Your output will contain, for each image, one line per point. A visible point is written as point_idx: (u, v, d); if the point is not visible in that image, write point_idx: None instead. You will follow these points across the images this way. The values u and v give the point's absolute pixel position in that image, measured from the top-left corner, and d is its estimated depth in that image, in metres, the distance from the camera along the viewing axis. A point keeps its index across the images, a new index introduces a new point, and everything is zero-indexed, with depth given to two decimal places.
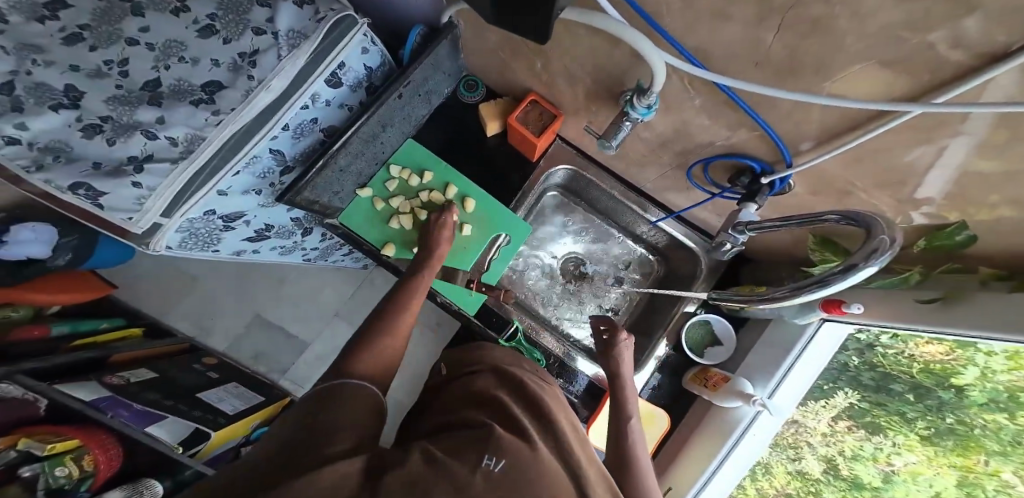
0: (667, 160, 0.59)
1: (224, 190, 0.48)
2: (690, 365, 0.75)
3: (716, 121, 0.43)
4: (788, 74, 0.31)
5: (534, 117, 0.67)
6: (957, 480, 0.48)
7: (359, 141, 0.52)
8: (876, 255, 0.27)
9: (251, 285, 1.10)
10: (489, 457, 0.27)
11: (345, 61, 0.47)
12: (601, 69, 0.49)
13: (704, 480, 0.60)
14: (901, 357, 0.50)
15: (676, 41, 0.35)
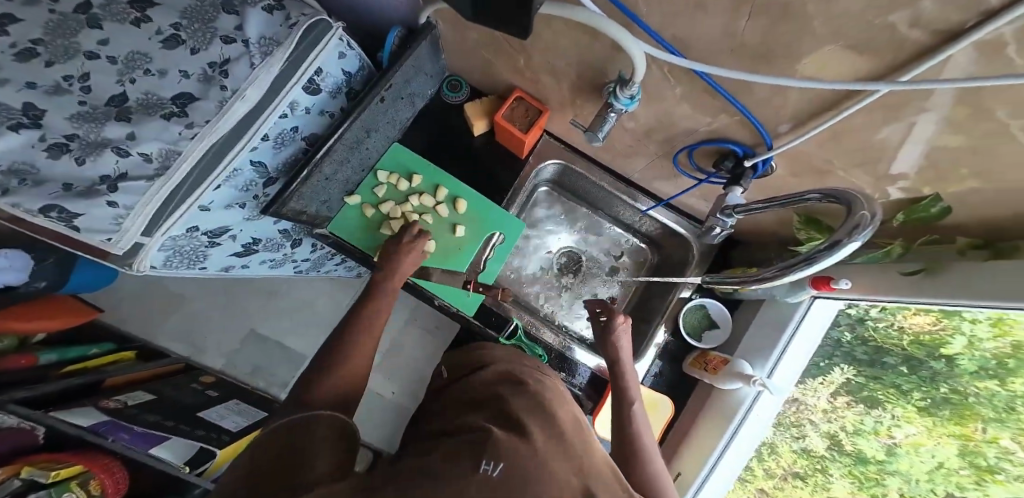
0: (653, 149, 0.59)
1: (207, 205, 0.47)
2: (689, 351, 0.76)
3: (697, 109, 0.43)
4: (763, 59, 0.31)
5: (520, 113, 0.67)
6: (958, 449, 0.47)
7: (344, 148, 0.52)
8: (860, 231, 0.27)
9: (245, 300, 1.09)
10: (486, 462, 0.28)
11: (322, 67, 0.47)
12: (582, 62, 0.49)
13: (710, 466, 0.61)
14: (892, 329, 0.51)
15: (653, 31, 0.35)
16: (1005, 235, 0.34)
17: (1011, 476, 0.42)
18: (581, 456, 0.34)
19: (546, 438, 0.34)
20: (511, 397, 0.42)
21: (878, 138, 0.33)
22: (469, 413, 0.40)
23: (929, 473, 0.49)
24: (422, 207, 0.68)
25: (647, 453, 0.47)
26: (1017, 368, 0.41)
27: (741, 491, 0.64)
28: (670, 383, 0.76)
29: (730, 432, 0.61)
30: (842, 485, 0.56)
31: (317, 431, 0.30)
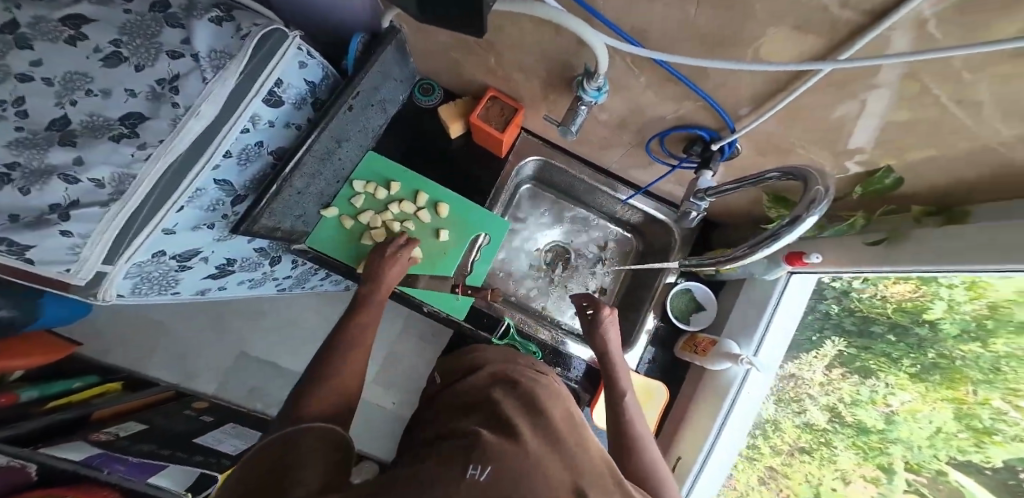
0: (627, 140, 0.60)
1: (171, 228, 0.47)
2: (680, 335, 0.77)
3: (663, 98, 0.44)
4: (717, 45, 0.31)
5: (495, 112, 0.66)
6: (953, 413, 0.45)
7: (314, 160, 0.51)
8: (816, 204, 0.28)
9: (233, 322, 1.07)
10: (474, 466, 0.28)
11: (282, 78, 0.46)
12: (549, 57, 0.49)
13: (708, 447, 0.62)
14: (875, 299, 0.52)
15: (611, 23, 0.35)
16: (955, 201, 0.36)
17: (1008, 436, 0.40)
18: (576, 452, 0.34)
19: (535, 437, 0.34)
20: (501, 399, 0.42)
21: (833, 116, 0.33)
22: (462, 416, 0.40)
23: (929, 439, 0.47)
24: (402, 214, 0.68)
25: (641, 441, 0.47)
26: (997, 329, 0.41)
27: (751, 470, 0.64)
28: (664, 368, 0.76)
29: (725, 413, 0.63)
30: (847, 456, 0.55)
31: (307, 441, 0.31)
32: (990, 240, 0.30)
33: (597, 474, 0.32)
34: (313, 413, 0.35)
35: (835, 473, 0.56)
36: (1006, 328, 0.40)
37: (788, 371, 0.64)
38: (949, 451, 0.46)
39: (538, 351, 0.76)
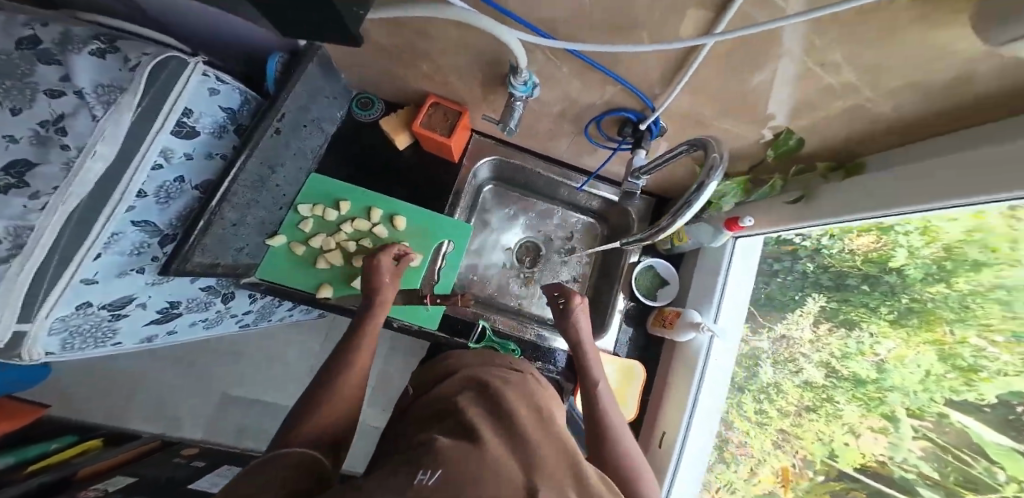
0: (569, 131, 0.61)
1: (91, 277, 0.46)
2: (647, 312, 0.78)
3: (587, 84, 0.46)
4: (616, 25, 0.33)
5: (439, 119, 0.65)
6: (937, 355, 0.47)
7: (244, 189, 0.49)
8: (713, 172, 0.35)
9: (211, 363, 1.05)
10: (423, 470, 0.26)
11: (191, 108, 0.45)
12: (479, 62, 0.50)
13: (688, 419, 0.65)
14: (844, 253, 0.57)
15: (520, 17, 0.36)
16: (850, 157, 0.47)
17: (995, 370, 0.43)
18: (538, 448, 0.33)
19: (496, 439, 0.34)
20: (468, 402, 0.42)
21: (753, 84, 0.40)
22: (431, 426, 0.39)
23: (921, 383, 0.48)
24: (356, 232, 0.68)
25: (617, 429, 0.48)
26: (956, 268, 0.46)
27: (763, 436, 0.64)
28: (642, 348, 0.77)
29: (697, 385, 0.66)
30: (851, 409, 0.55)
31: (280, 468, 0.30)
32: (913, 184, 0.36)
33: (558, 467, 0.32)
34: (305, 436, 0.35)
35: (840, 426, 0.56)
36: (963, 267, 0.45)
37: (779, 332, 0.67)
38: (943, 391, 0.47)
39: (518, 349, 0.74)
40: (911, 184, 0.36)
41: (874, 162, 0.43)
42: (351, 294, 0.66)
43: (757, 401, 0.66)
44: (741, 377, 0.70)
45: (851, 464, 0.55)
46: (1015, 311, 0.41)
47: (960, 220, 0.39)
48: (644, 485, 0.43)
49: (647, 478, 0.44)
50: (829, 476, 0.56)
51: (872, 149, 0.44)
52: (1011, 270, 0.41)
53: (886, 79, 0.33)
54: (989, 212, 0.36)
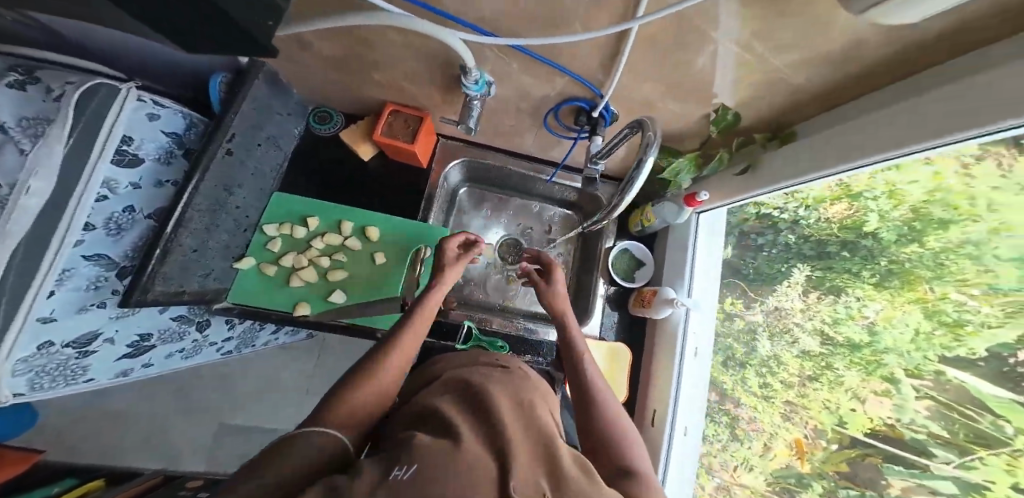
0: (531, 125, 0.64)
1: (47, 315, 0.47)
2: (628, 293, 0.81)
3: (537, 77, 0.50)
4: (551, 18, 0.37)
5: (400, 126, 0.65)
6: (923, 313, 0.47)
7: (200, 215, 0.51)
8: (648, 149, 0.41)
9: (204, 390, 1.05)
10: (397, 466, 0.26)
11: (129, 135, 0.49)
12: (436, 69, 0.52)
13: (675, 389, 0.71)
14: (821, 222, 0.59)
15: (462, 20, 0.39)
16: (784, 126, 0.52)
17: (981, 323, 0.42)
18: (507, 437, 0.35)
19: (470, 432, 0.35)
20: (438, 399, 0.43)
21: (698, 67, 0.44)
22: (412, 422, 0.39)
23: (913, 342, 0.48)
24: (327, 247, 0.71)
25: (599, 395, 0.50)
26: (926, 228, 0.47)
27: (771, 409, 0.64)
28: (628, 331, 0.81)
29: (679, 357, 0.72)
30: (852, 374, 0.55)
31: (300, 456, 0.29)
32: (856, 140, 0.39)
33: (529, 456, 0.34)
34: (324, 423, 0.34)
35: (844, 393, 0.55)
36: (931, 226, 0.46)
37: (771, 304, 0.68)
38: (935, 349, 0.46)
39: (505, 345, 0.75)
40: (851, 138, 0.40)
41: (802, 130, 0.49)
42: (328, 308, 0.69)
43: (761, 375, 0.66)
44: (742, 352, 0.71)
45: (861, 430, 0.53)
46: (986, 265, 0.42)
47: (920, 182, 0.44)
48: (631, 444, 0.45)
49: (633, 444, 0.45)
50: (843, 444, 0.55)
51: (800, 118, 0.50)
52: (974, 225, 0.42)
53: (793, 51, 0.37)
54: (945, 172, 0.40)
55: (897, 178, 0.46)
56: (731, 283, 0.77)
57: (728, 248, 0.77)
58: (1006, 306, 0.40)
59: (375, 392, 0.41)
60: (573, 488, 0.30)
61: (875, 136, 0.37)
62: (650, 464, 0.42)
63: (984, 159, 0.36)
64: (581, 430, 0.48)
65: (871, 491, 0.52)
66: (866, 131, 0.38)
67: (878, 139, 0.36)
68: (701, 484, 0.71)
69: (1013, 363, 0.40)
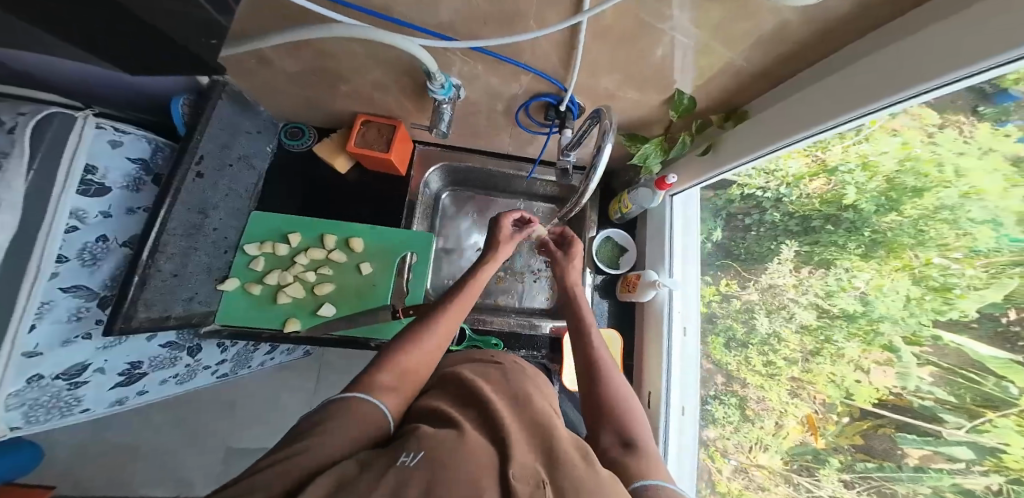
0: (504, 122, 0.68)
1: (33, 350, 0.47)
2: (616, 277, 0.92)
3: (503, 77, 0.53)
4: (509, 20, 0.40)
5: (374, 135, 0.67)
6: (912, 280, 0.48)
7: (177, 238, 0.51)
8: (605, 136, 0.47)
9: (205, 415, 1.04)
10: (406, 455, 0.32)
11: (92, 164, 0.50)
12: (407, 80, 0.53)
13: (667, 359, 0.81)
14: (803, 198, 0.62)
15: (422, 27, 0.41)
16: (736, 105, 0.58)
17: (967, 286, 0.42)
18: (506, 429, 0.38)
19: (472, 428, 0.38)
20: (437, 400, 0.46)
21: (658, 58, 0.47)
22: (425, 415, 0.42)
23: (906, 309, 0.48)
24: (312, 262, 0.72)
25: (605, 370, 0.56)
26: (901, 196, 0.49)
27: (778, 386, 0.64)
28: (618, 315, 0.92)
29: (667, 337, 0.82)
30: (852, 346, 0.54)
31: (327, 445, 0.33)
32: (827, 106, 0.41)
33: (530, 445, 0.38)
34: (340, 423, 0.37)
35: (845, 365, 0.54)
36: (907, 194, 0.48)
37: (765, 282, 0.69)
38: (928, 314, 0.46)
39: (500, 341, 0.79)
40: (820, 102, 0.42)
41: (752, 108, 0.56)
42: (319, 323, 0.69)
43: (763, 353, 0.67)
44: (742, 332, 0.73)
45: (869, 401, 0.51)
46: (964, 228, 0.43)
47: (889, 153, 0.49)
48: (635, 415, 0.51)
49: (636, 411, 0.52)
50: (854, 417, 0.53)
51: (746, 100, 0.56)
52: (947, 190, 0.44)
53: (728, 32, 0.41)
54: (911, 141, 0.46)
55: (869, 150, 0.51)
56: (724, 265, 0.79)
57: (720, 230, 0.79)
58: (987, 269, 0.41)
59: (408, 376, 0.47)
60: (571, 473, 0.34)
61: (850, 90, 0.39)
62: (651, 434, 0.49)
63: (946, 128, 0.42)
64: (587, 406, 0.54)
65: (890, 463, 0.49)
66: (828, 98, 0.41)
67: (849, 99, 0.39)
68: (718, 467, 0.73)
69: (1007, 322, 0.39)
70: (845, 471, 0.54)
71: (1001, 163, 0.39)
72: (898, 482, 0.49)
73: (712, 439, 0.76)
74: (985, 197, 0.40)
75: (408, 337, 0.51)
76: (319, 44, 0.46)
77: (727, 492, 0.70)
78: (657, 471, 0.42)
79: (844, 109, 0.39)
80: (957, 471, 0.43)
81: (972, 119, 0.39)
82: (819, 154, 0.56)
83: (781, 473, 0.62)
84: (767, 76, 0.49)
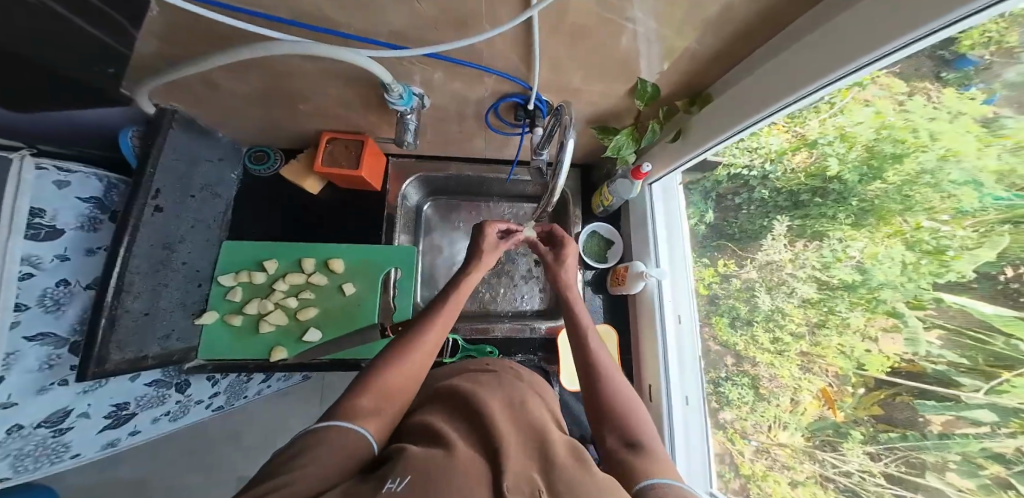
0: (476, 125, 0.69)
1: (6, 400, 0.47)
2: (605, 271, 0.91)
3: (466, 81, 0.54)
4: (461, 24, 0.40)
5: (343, 153, 0.72)
6: (905, 245, 0.47)
7: (141, 276, 0.52)
8: (567, 131, 0.47)
9: (214, 446, 1.07)
10: (392, 481, 0.29)
11: (40, 207, 0.48)
12: (367, 87, 0.55)
13: (662, 346, 0.81)
14: (788, 174, 0.62)
15: (365, 37, 0.42)
16: (699, 89, 0.58)
17: (960, 246, 0.42)
18: (501, 436, 0.36)
19: (461, 441, 0.36)
20: (430, 413, 0.44)
21: (621, 47, 0.45)
22: (413, 436, 0.40)
23: (903, 275, 0.47)
24: (292, 287, 0.73)
25: (607, 370, 0.53)
26: (883, 164, 0.49)
27: (788, 363, 0.62)
28: (612, 312, 0.91)
29: (659, 323, 0.82)
30: (856, 315, 0.52)
31: (313, 474, 0.32)
32: (786, 80, 0.42)
33: (523, 449, 0.37)
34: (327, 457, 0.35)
35: (853, 336, 0.53)
36: (887, 160, 0.48)
37: (762, 260, 0.69)
38: (926, 278, 0.45)
39: (494, 350, 0.78)
40: (778, 72, 0.42)
41: (714, 90, 0.56)
42: (303, 348, 0.70)
43: (769, 330, 0.66)
44: (745, 310, 0.71)
45: (881, 370, 0.50)
46: (947, 191, 0.42)
47: (864, 123, 0.49)
48: (639, 414, 0.49)
49: (640, 410, 0.50)
50: (870, 387, 0.51)
51: (707, 83, 0.56)
52: (925, 154, 0.44)
53: (684, 27, 0.41)
54: (883, 110, 0.46)
55: (845, 121, 0.50)
56: (720, 246, 0.77)
57: (712, 212, 0.78)
58: (977, 228, 0.40)
59: (392, 396, 0.45)
60: (567, 478, 0.33)
61: (809, 67, 0.38)
62: (657, 432, 0.47)
63: (914, 96, 0.42)
64: (591, 408, 0.51)
65: (913, 432, 0.47)
66: (786, 67, 0.41)
67: (804, 66, 0.39)
68: (739, 449, 0.70)
69: (1005, 280, 0.39)
70: (868, 443, 0.51)
71: (972, 126, 0.39)
72: (925, 451, 0.46)
73: (729, 421, 0.73)
74: (962, 159, 0.40)
75: (392, 354, 0.49)
76: (264, 60, 0.47)
77: (753, 475, 0.67)
78: (665, 470, 0.41)
79: (808, 78, 0.39)
80: (983, 435, 0.41)
81: (936, 85, 0.39)
82: (798, 129, 0.56)
83: (804, 450, 0.59)
84: (725, 59, 0.49)
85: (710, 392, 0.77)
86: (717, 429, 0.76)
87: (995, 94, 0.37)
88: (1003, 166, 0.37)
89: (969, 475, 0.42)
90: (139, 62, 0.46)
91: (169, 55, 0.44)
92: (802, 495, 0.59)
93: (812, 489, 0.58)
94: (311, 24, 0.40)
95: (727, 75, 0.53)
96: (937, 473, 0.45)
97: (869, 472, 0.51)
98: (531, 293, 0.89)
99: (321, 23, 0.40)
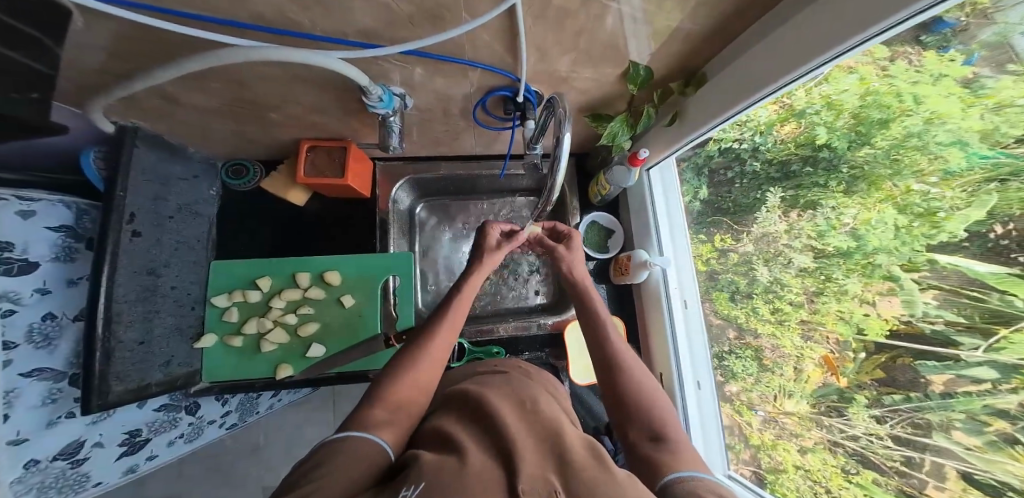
0: (461, 121, 0.67)
1: (16, 437, 0.46)
2: (606, 260, 0.91)
3: (449, 77, 0.52)
4: (436, 18, 0.38)
5: (327, 162, 0.70)
6: (896, 209, 0.47)
7: (130, 304, 0.50)
8: (563, 125, 0.44)
9: (229, 466, 1.06)
10: (406, 488, 0.30)
11: (9, 239, 0.45)
12: (345, 91, 0.53)
13: (671, 329, 0.80)
14: (778, 145, 0.61)
15: (339, 39, 0.41)
16: (693, 70, 0.56)
17: (950, 208, 0.42)
18: (513, 437, 0.36)
19: (471, 445, 0.36)
20: (441, 418, 0.43)
21: (607, 30, 0.43)
22: (425, 439, 0.40)
23: (896, 240, 0.47)
24: (290, 303, 0.72)
25: (623, 364, 0.53)
26: (870, 130, 0.48)
27: (789, 331, 0.62)
28: (616, 300, 0.91)
29: (667, 305, 0.81)
30: (853, 281, 0.52)
31: (335, 485, 0.32)
32: (780, 56, 0.40)
33: (539, 448, 0.36)
34: (358, 470, 0.35)
35: (851, 301, 0.52)
36: (875, 127, 0.47)
37: (758, 233, 0.68)
38: (920, 241, 0.45)
39: (500, 349, 0.78)
40: (772, 43, 0.41)
41: (708, 70, 0.54)
42: (308, 363, 0.70)
43: (769, 302, 0.65)
44: (745, 284, 0.71)
45: (881, 334, 0.50)
46: (935, 153, 0.42)
47: (849, 90, 0.47)
48: (661, 406, 0.48)
49: (661, 401, 0.49)
50: (870, 351, 0.51)
51: (701, 63, 0.55)
52: (910, 118, 0.44)
53: (669, 7, 0.39)
54: (868, 76, 0.44)
55: (830, 90, 0.48)
56: (716, 221, 0.76)
57: (706, 187, 0.78)
58: (965, 188, 0.40)
59: (403, 406, 0.45)
60: (585, 477, 0.32)
61: (804, 42, 0.37)
62: (680, 424, 0.46)
63: (897, 60, 0.40)
64: (610, 403, 0.51)
65: (916, 393, 0.47)
66: (779, 44, 0.40)
67: (800, 39, 0.37)
68: (748, 421, 0.71)
69: (995, 238, 0.39)
70: (873, 406, 0.51)
71: (954, 88, 0.39)
72: (928, 412, 0.46)
73: (736, 393, 0.74)
74: (948, 121, 0.40)
75: (399, 363, 0.49)
76: (237, 69, 0.46)
77: (762, 444, 0.67)
78: (690, 462, 0.40)
79: (801, 52, 0.37)
80: (984, 392, 0.41)
81: (916, 50, 0.37)
82: (786, 100, 0.53)
83: (810, 417, 0.59)
84: (715, 38, 0.48)
85: (715, 366, 0.78)
86: (724, 402, 0.77)
87: (974, 54, 0.36)
88: (987, 126, 0.38)
89: (974, 433, 0.42)
90: (93, 75, 0.43)
91: (126, 66, 0.41)
92: (812, 461, 0.59)
93: (822, 455, 0.57)
94: (273, 27, 0.38)
95: (720, 52, 0.51)
96: (943, 433, 0.45)
97: (876, 435, 0.51)
98: (534, 288, 0.88)
99: (290, 26, 0.38)
